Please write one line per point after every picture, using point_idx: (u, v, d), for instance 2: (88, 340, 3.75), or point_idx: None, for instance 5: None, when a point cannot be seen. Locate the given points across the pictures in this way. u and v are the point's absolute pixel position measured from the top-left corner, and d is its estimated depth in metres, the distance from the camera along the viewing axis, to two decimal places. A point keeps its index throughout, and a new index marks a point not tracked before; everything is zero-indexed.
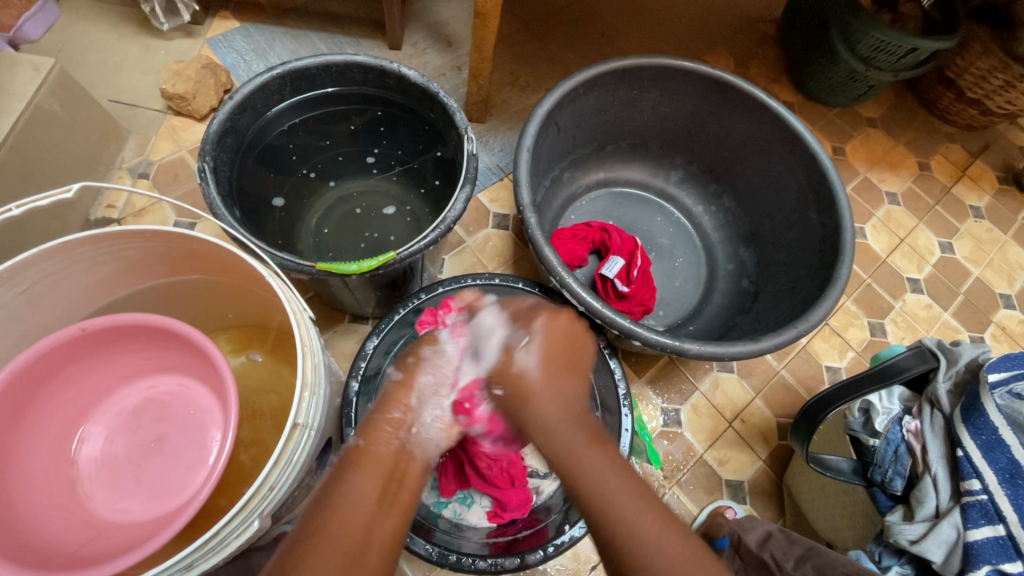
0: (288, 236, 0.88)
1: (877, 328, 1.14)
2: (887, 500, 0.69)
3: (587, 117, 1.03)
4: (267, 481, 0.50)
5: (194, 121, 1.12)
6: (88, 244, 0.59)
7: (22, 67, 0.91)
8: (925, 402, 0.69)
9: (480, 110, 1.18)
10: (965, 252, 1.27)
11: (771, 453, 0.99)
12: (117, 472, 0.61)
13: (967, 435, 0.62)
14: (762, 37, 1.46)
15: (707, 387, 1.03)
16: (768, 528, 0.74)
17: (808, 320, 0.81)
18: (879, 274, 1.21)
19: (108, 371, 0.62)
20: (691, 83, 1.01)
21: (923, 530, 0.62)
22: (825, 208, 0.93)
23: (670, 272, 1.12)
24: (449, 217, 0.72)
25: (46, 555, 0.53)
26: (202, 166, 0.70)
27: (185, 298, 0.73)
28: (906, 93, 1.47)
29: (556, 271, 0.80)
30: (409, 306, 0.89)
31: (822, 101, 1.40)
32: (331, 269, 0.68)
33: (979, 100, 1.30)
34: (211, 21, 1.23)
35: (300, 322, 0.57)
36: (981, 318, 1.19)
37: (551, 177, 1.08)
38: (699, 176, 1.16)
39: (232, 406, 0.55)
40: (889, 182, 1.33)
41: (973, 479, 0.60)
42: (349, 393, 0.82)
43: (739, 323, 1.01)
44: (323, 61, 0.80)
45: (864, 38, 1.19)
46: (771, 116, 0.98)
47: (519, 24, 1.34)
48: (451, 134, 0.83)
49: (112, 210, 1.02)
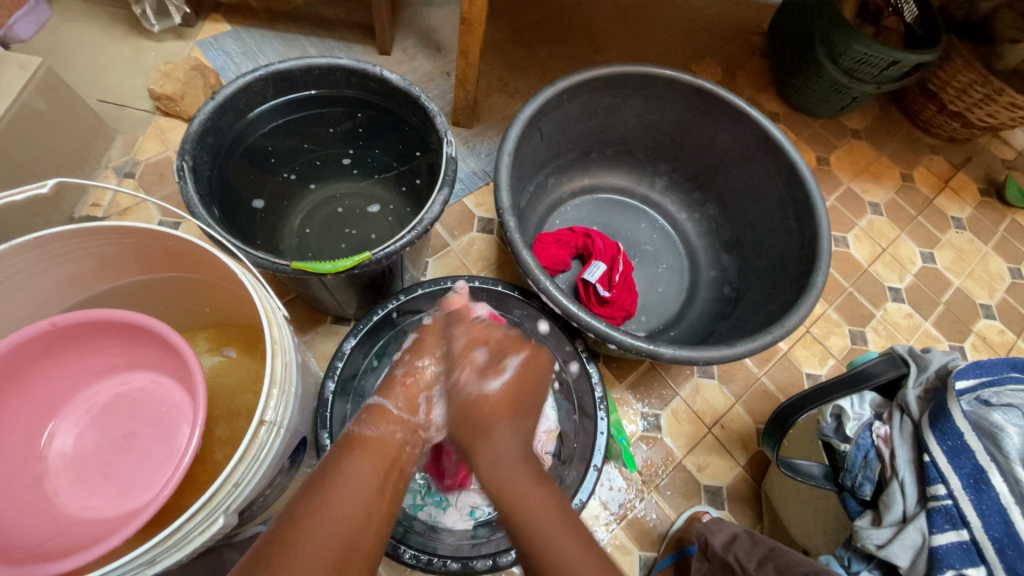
0: (270, 236, 0.88)
1: (858, 337, 1.15)
2: (857, 505, 0.69)
3: (570, 123, 1.04)
4: (231, 477, 0.50)
5: (182, 123, 1.12)
6: (63, 240, 0.59)
7: (9, 66, 0.91)
8: (896, 408, 0.69)
9: (467, 115, 1.19)
10: (946, 262, 1.28)
11: (750, 459, 0.99)
12: (87, 468, 0.61)
13: (934, 441, 0.62)
14: (749, 48, 1.48)
15: (688, 393, 1.03)
16: (734, 530, 0.74)
17: (783, 325, 0.82)
18: (860, 283, 1.22)
19: (79, 366, 0.63)
20: (674, 91, 1.02)
21: (890, 534, 0.62)
22: (803, 217, 0.94)
23: (653, 278, 1.13)
24: (426, 219, 0.73)
25: (9, 549, 0.52)
26: (181, 165, 0.70)
27: (162, 295, 0.73)
28: (891, 106, 1.49)
29: (534, 275, 0.80)
30: (389, 306, 0.90)
31: (807, 112, 1.41)
32: (306, 268, 0.68)
33: (960, 113, 1.32)
34: (202, 24, 1.24)
35: (271, 320, 0.58)
36: (962, 328, 1.20)
37: (535, 183, 1.09)
38: (682, 183, 1.17)
39: (201, 401, 0.56)
40: (872, 192, 1.35)
41: (939, 484, 0.61)
42: (325, 393, 0.82)
43: (719, 329, 1.02)
44: (306, 64, 0.81)
45: (847, 50, 1.21)
46: (751, 125, 0.99)
47: (508, 31, 1.35)
48: (432, 137, 0.84)
49: (97, 209, 1.02)
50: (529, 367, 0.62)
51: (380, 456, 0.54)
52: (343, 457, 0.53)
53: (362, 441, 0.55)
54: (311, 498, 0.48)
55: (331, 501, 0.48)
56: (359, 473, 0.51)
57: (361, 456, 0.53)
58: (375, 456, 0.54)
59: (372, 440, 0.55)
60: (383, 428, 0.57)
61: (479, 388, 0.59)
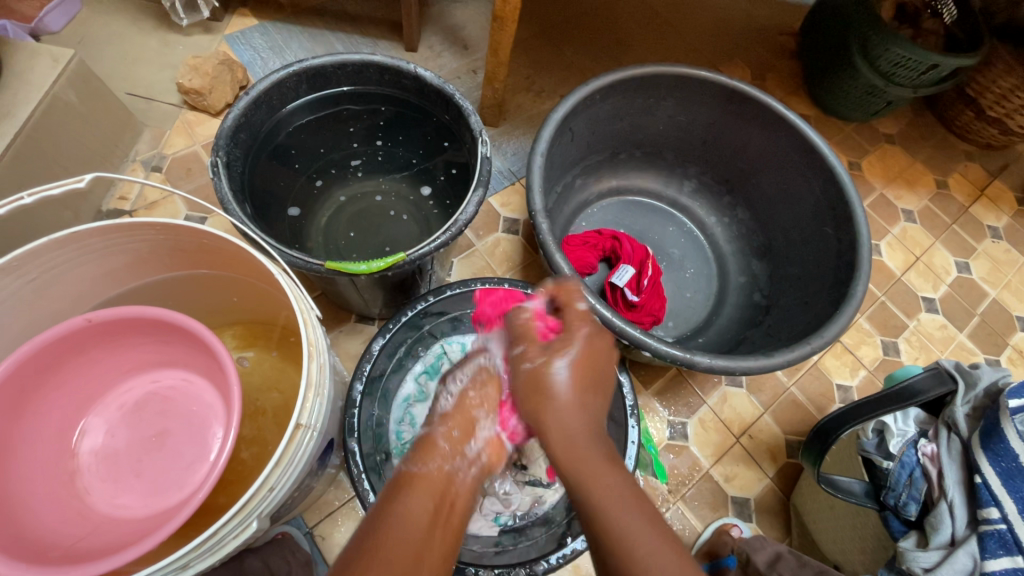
0: (299, 236, 0.88)
1: (890, 347, 1.12)
2: (901, 525, 0.67)
3: (601, 124, 1.02)
4: (267, 481, 0.49)
5: (209, 117, 1.12)
6: (99, 235, 0.58)
7: (41, 57, 0.91)
8: (943, 425, 0.67)
9: (494, 114, 1.17)
10: (982, 272, 1.24)
11: (779, 471, 0.97)
12: (119, 465, 0.61)
13: (986, 461, 0.60)
14: (779, 48, 1.45)
15: (715, 401, 1.01)
16: (777, 550, 0.75)
17: (822, 336, 0.80)
18: (893, 292, 1.19)
19: (111, 363, 0.62)
20: (708, 92, 0.99)
21: (937, 557, 0.60)
22: (841, 224, 0.92)
23: (681, 283, 1.11)
24: (460, 220, 0.71)
25: (42, 548, 0.52)
26: (215, 161, 0.69)
27: (190, 293, 0.73)
28: (926, 111, 1.45)
29: (566, 278, 0.78)
30: (416, 308, 0.87)
31: (839, 115, 1.38)
32: (339, 268, 0.67)
33: (1000, 119, 1.28)
34: (230, 18, 1.24)
35: (307, 321, 0.57)
36: (998, 341, 1.17)
37: (563, 183, 1.07)
38: (712, 187, 1.15)
39: (234, 403, 0.55)
40: (905, 200, 1.31)
41: (992, 507, 0.58)
42: (353, 395, 0.80)
43: (749, 337, 1.00)
44: (339, 60, 0.80)
45: (884, 53, 1.17)
46: (788, 129, 0.97)
47: (535, 29, 1.34)
48: (464, 135, 0.83)
49: (125, 202, 1.02)
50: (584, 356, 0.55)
51: (427, 489, 0.50)
52: (396, 492, 0.49)
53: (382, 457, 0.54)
54: (371, 527, 0.45)
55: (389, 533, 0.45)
56: (416, 505, 0.48)
57: (412, 491, 0.49)
58: (428, 488, 0.50)
59: (416, 476, 0.50)
60: (429, 464, 0.52)
61: (545, 367, 0.53)
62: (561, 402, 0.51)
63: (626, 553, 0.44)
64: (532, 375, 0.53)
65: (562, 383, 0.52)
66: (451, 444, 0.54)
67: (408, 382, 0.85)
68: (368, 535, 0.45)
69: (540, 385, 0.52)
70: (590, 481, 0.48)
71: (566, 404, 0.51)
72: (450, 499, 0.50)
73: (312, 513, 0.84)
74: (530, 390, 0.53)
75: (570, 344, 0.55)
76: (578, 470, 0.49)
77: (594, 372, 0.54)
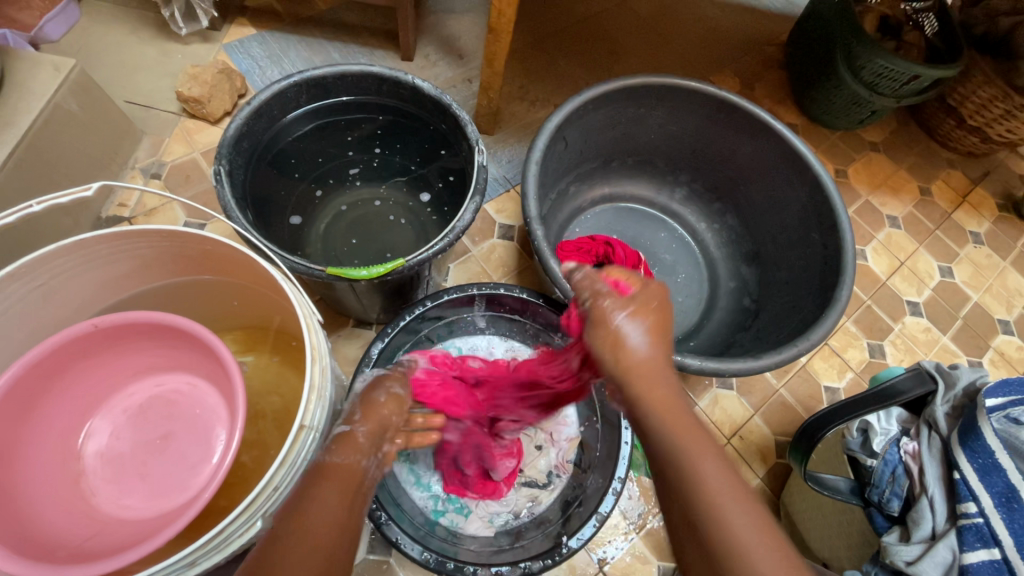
0: (298, 242, 0.89)
1: (876, 350, 1.15)
2: (885, 521, 0.68)
3: (594, 132, 1.05)
4: (272, 481, 0.51)
5: (208, 125, 1.14)
6: (106, 242, 0.60)
7: (43, 66, 0.92)
8: (924, 424, 0.69)
9: (489, 122, 1.19)
10: (964, 277, 1.28)
11: (769, 471, 0.99)
12: (123, 467, 0.62)
13: (964, 458, 0.62)
14: (768, 60, 1.49)
15: (707, 403, 1.03)
16: None
17: (809, 339, 0.82)
18: (878, 296, 1.22)
19: (116, 367, 0.64)
20: (698, 102, 1.02)
21: (919, 551, 0.62)
22: (827, 230, 0.95)
23: (672, 288, 1.14)
24: (458, 227, 0.73)
25: (50, 548, 0.53)
26: (219, 169, 0.71)
27: (192, 298, 0.74)
28: (909, 120, 1.49)
29: (560, 283, 0.80)
30: (415, 313, 0.88)
31: (826, 124, 1.42)
32: (340, 273, 0.69)
33: (980, 128, 1.32)
34: (228, 27, 1.25)
35: (309, 325, 0.58)
36: (980, 343, 1.20)
37: (557, 190, 1.09)
38: (702, 194, 1.18)
39: (239, 406, 0.56)
40: (890, 206, 1.35)
41: (970, 502, 0.61)
42: (352, 398, 0.80)
43: (739, 340, 1.02)
44: (339, 71, 0.82)
45: (868, 64, 1.21)
46: (775, 137, 1.00)
47: (529, 39, 1.36)
48: (462, 144, 0.85)
49: (124, 209, 1.03)
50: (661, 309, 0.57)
51: (342, 481, 0.51)
52: (312, 482, 0.50)
53: (329, 470, 0.52)
54: (291, 511, 0.47)
55: (307, 526, 0.45)
56: (330, 499, 0.49)
57: (327, 486, 0.50)
58: (341, 483, 0.51)
59: (337, 468, 0.52)
60: (346, 456, 0.54)
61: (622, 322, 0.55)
62: (642, 359, 0.54)
63: (697, 477, 0.47)
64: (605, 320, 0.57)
65: (638, 346, 0.54)
66: (367, 442, 0.57)
67: None
68: (285, 525, 0.46)
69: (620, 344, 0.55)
70: (673, 429, 0.50)
71: (646, 362, 0.54)
72: (355, 492, 0.51)
73: None
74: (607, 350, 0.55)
75: (639, 306, 0.56)
76: (669, 434, 0.50)
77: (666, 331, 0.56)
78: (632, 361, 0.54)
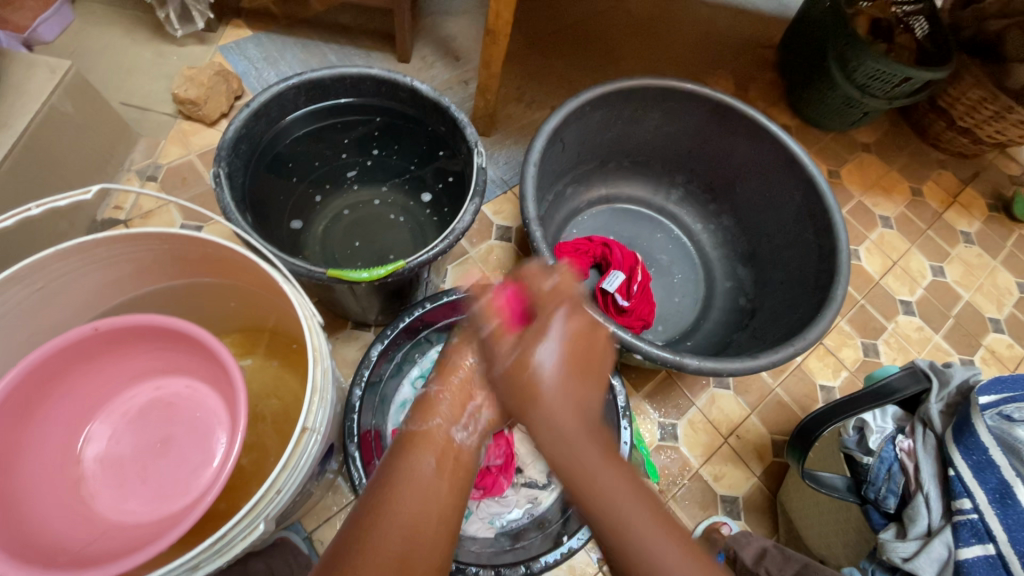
0: (296, 244, 0.89)
1: (870, 348, 1.17)
2: (881, 517, 0.70)
3: (591, 134, 1.06)
4: (275, 484, 0.51)
5: (204, 127, 1.13)
6: (106, 245, 0.60)
7: (38, 68, 0.92)
8: (918, 422, 0.70)
9: (487, 124, 1.20)
10: (955, 276, 1.30)
11: (766, 469, 1.00)
12: (123, 471, 0.62)
13: (959, 455, 0.63)
14: (761, 61, 1.50)
15: (704, 403, 1.04)
16: (763, 544, 0.76)
17: (804, 338, 0.83)
18: (872, 296, 1.23)
19: (116, 371, 0.63)
20: (694, 104, 1.03)
21: (915, 548, 0.63)
22: (821, 230, 0.96)
23: (669, 288, 1.14)
24: (458, 228, 0.73)
25: (51, 553, 0.53)
26: (218, 171, 0.71)
27: (192, 301, 0.74)
28: (901, 122, 1.51)
29: None
30: (412, 315, 0.88)
31: (819, 125, 1.43)
32: (341, 275, 0.69)
33: (969, 129, 1.34)
34: (224, 29, 1.25)
35: (311, 327, 0.58)
36: (971, 341, 1.22)
37: (554, 192, 1.10)
38: (698, 195, 1.19)
39: (240, 408, 0.56)
40: (883, 206, 1.36)
41: (964, 498, 0.61)
42: (352, 400, 0.81)
43: (735, 340, 1.03)
44: (338, 73, 0.82)
45: (860, 66, 1.22)
46: (769, 138, 1.01)
47: (526, 41, 1.37)
48: (460, 146, 0.85)
49: (119, 212, 1.03)
50: (579, 342, 0.55)
51: (431, 450, 0.51)
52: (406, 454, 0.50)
53: (418, 438, 0.52)
54: (369, 509, 0.46)
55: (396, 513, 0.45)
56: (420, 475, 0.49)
57: (420, 453, 0.50)
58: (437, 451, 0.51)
59: (419, 435, 0.52)
60: (430, 422, 0.53)
61: (523, 361, 0.53)
62: (551, 398, 0.51)
63: (615, 513, 0.46)
64: (510, 374, 0.53)
65: (549, 382, 0.52)
66: (450, 412, 0.54)
67: (404, 387, 0.89)
68: (367, 516, 0.45)
69: (526, 388, 0.52)
70: (582, 472, 0.48)
71: (555, 399, 0.51)
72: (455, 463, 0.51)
73: (310, 519, 0.84)
74: (515, 392, 0.52)
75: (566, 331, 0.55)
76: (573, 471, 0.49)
77: (576, 360, 0.54)
78: (537, 397, 0.52)
